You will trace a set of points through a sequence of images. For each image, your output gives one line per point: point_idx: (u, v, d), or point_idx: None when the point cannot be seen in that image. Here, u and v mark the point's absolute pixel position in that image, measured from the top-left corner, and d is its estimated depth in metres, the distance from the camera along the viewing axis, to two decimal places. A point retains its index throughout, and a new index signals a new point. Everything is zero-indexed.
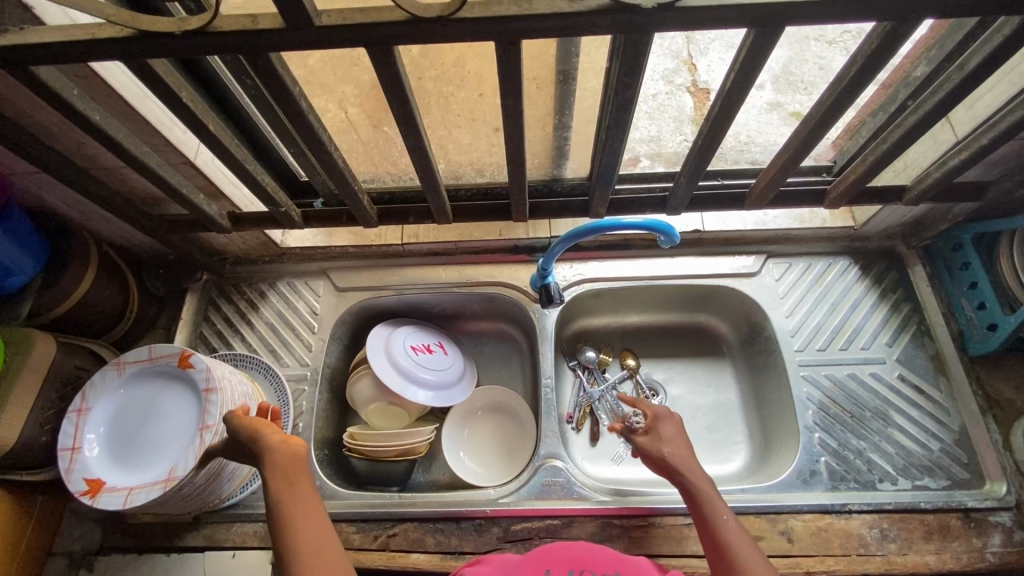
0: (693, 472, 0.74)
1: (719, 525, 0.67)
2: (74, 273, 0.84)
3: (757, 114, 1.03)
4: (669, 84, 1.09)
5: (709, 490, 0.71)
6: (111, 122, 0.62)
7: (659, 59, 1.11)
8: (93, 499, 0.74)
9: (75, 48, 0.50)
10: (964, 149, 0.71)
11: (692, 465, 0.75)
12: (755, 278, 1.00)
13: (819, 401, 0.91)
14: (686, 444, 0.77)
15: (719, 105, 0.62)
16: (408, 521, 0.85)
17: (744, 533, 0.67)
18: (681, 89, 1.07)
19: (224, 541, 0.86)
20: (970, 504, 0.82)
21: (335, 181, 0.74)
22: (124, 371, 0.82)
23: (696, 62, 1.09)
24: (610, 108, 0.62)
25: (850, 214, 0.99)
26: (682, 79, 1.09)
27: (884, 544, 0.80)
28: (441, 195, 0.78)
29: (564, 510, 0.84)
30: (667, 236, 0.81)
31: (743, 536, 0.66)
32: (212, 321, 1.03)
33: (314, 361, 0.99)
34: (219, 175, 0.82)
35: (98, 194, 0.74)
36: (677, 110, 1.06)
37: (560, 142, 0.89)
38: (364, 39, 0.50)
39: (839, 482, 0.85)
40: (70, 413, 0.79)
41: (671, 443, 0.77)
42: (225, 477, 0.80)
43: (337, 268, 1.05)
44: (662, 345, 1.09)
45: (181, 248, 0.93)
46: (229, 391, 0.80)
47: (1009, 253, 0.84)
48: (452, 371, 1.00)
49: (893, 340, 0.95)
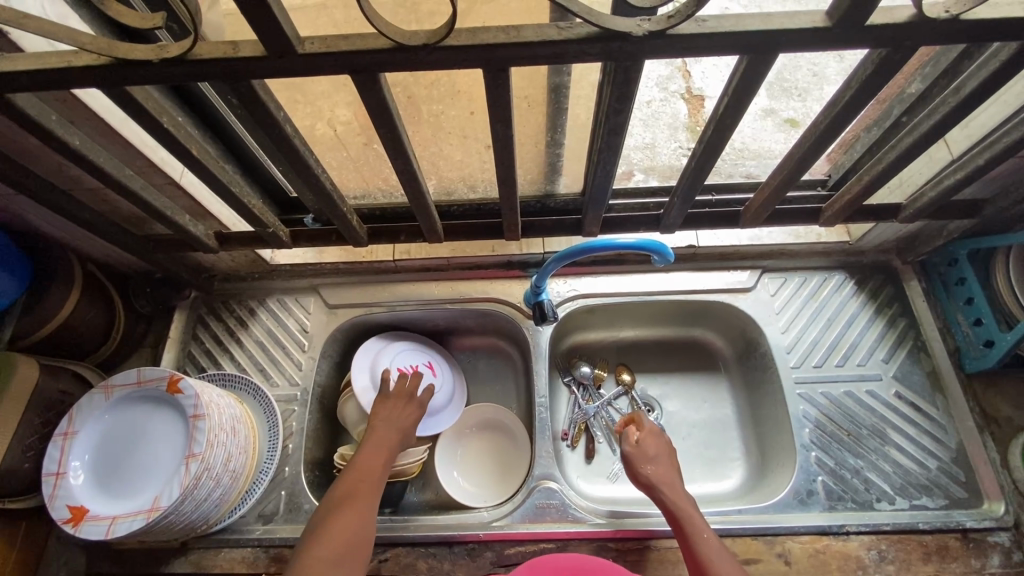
0: (674, 491, 0.76)
1: (702, 545, 0.69)
2: (57, 294, 0.83)
3: (751, 121, 1.02)
4: (664, 91, 1.08)
5: (692, 511, 0.73)
6: (92, 147, 0.61)
7: (654, 66, 1.10)
8: (76, 528, 0.72)
9: (51, 76, 0.49)
10: (960, 168, 0.71)
11: (675, 484, 0.76)
12: (750, 293, 0.99)
13: (816, 419, 0.90)
14: (668, 463, 0.79)
15: (712, 128, 0.61)
16: (400, 545, 0.84)
17: (725, 553, 0.68)
18: (676, 96, 1.06)
19: (212, 567, 0.85)
20: (968, 525, 0.81)
21: (323, 203, 0.73)
22: (112, 395, 0.81)
23: (691, 68, 1.08)
24: (602, 132, 0.61)
25: (845, 230, 0.99)
26: (677, 86, 1.08)
27: (882, 566, 0.79)
28: (431, 215, 0.77)
29: (559, 533, 0.83)
30: (661, 256, 0.80)
31: (726, 556, 0.68)
32: (201, 339, 1.01)
33: (304, 380, 0.98)
34: (205, 195, 0.81)
35: (81, 216, 0.73)
36: (671, 118, 1.06)
37: (553, 159, 0.87)
38: (349, 67, 0.49)
39: (837, 502, 0.84)
40: (55, 438, 0.77)
41: (655, 461, 0.79)
42: (212, 503, 0.79)
43: (328, 285, 1.03)
44: (657, 360, 1.07)
45: (169, 267, 0.92)
46: (217, 417, 0.78)
47: (1005, 270, 0.83)
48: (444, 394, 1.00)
49: (889, 356, 0.94)
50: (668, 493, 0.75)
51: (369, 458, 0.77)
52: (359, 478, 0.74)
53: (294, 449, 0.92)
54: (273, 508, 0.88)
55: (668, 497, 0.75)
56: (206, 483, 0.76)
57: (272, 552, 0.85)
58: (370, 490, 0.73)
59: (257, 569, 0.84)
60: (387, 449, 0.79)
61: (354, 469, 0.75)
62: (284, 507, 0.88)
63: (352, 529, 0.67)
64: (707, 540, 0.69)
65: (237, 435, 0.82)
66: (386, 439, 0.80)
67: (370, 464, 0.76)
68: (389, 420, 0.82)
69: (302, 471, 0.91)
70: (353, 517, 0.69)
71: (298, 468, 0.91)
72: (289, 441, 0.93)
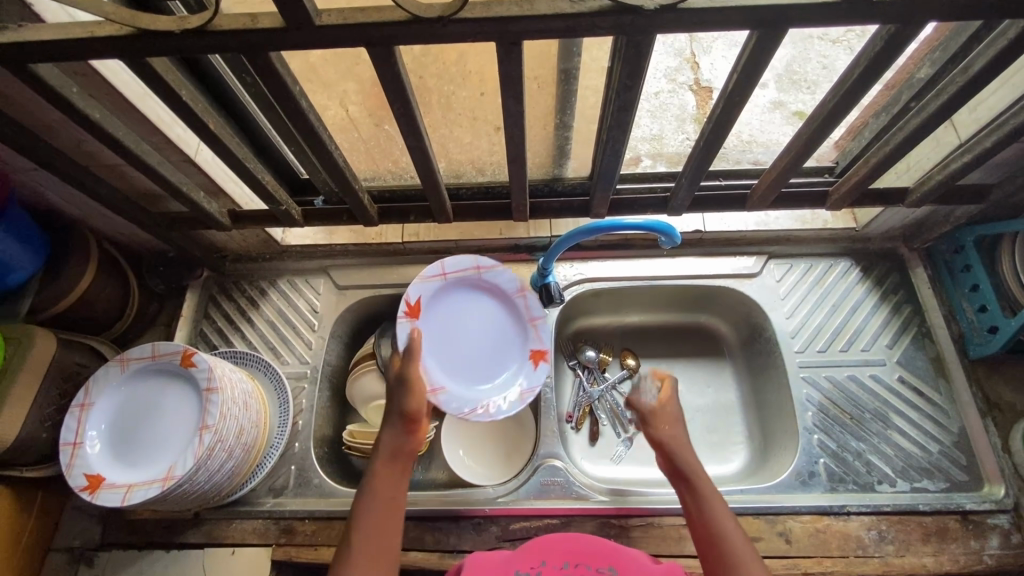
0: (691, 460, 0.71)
1: (717, 520, 0.64)
2: (73, 269, 0.85)
3: (760, 113, 1.02)
4: (672, 82, 1.08)
5: (704, 477, 0.69)
6: (111, 121, 0.62)
7: (663, 57, 1.10)
8: (93, 495, 0.74)
9: (74, 46, 0.50)
10: (967, 152, 0.71)
11: (689, 447, 0.72)
12: (755, 279, 1.00)
13: (819, 402, 0.91)
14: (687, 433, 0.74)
15: (720, 107, 0.62)
16: (406, 519, 0.85)
17: (736, 525, 0.64)
18: (684, 87, 1.06)
19: (224, 538, 0.87)
20: (968, 507, 0.82)
21: (336, 180, 0.74)
22: (127, 368, 0.82)
23: (699, 60, 1.10)
24: (612, 109, 0.62)
25: (852, 216, 0.99)
26: (685, 78, 1.08)
27: (882, 546, 0.81)
28: (440, 192, 0.78)
29: (563, 509, 0.85)
30: (668, 237, 0.81)
31: (738, 529, 0.64)
32: (213, 317, 1.03)
33: (314, 358, 0.99)
34: (219, 173, 0.82)
35: (99, 190, 0.74)
36: (679, 109, 1.06)
37: (562, 142, 0.88)
38: (365, 40, 0.50)
39: (838, 484, 0.85)
40: (72, 408, 0.79)
41: (675, 427, 0.74)
42: (225, 474, 0.80)
43: (338, 266, 1.05)
44: (662, 345, 1.09)
45: (182, 245, 0.93)
46: (229, 390, 0.80)
47: (1011, 257, 0.84)
48: (430, 288, 0.92)
49: (894, 342, 0.94)
50: (683, 459, 0.70)
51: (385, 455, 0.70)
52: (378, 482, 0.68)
53: (304, 425, 0.94)
54: (283, 482, 0.90)
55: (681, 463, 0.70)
56: (219, 454, 0.78)
57: (282, 524, 0.87)
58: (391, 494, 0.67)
59: (268, 540, 0.86)
60: (394, 438, 0.70)
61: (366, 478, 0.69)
62: (294, 481, 0.90)
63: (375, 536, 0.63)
64: (720, 512, 0.65)
65: (249, 408, 0.84)
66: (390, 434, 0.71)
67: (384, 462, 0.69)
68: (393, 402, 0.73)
69: (312, 447, 0.93)
70: (377, 536, 0.63)
71: (307, 443, 0.93)
72: (299, 417, 0.95)
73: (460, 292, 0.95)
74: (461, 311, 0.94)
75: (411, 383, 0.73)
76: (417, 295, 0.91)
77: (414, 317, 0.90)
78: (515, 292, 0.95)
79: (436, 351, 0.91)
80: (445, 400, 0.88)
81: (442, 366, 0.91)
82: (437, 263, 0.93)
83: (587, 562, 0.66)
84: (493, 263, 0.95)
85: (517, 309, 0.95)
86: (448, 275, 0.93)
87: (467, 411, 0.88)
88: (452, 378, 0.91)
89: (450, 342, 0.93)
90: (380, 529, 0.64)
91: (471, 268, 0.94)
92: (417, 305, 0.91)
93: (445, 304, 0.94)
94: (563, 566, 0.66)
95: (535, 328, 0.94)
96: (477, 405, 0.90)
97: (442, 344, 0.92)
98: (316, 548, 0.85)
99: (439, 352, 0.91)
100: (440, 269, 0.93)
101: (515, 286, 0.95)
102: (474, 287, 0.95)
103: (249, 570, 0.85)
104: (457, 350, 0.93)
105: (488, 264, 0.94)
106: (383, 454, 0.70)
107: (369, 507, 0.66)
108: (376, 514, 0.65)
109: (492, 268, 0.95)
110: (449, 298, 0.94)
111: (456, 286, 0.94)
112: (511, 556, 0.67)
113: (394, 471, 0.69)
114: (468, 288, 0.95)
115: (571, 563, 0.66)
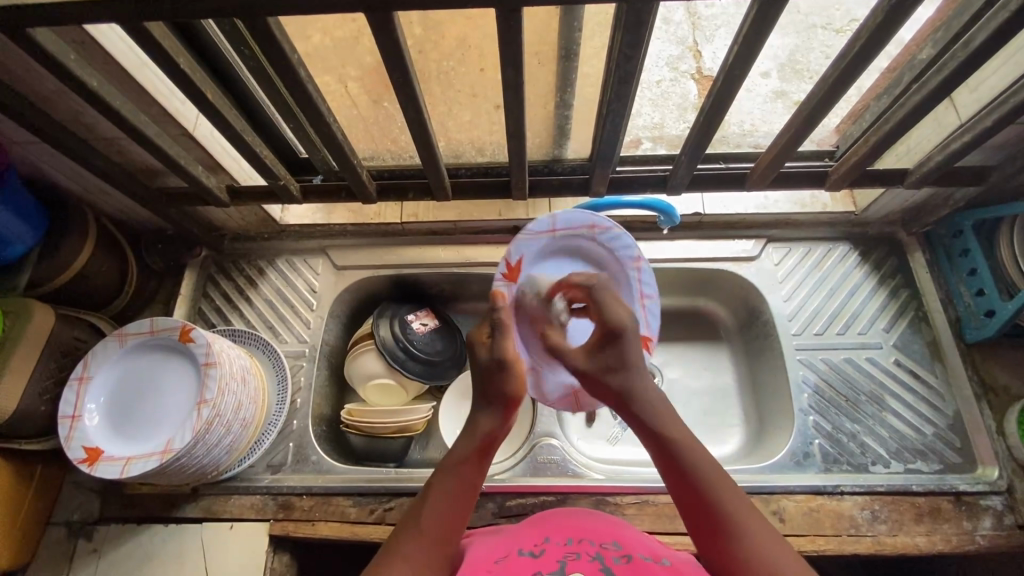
0: (650, 407, 0.64)
1: (693, 471, 0.60)
2: (71, 244, 0.84)
3: (761, 103, 1.01)
4: (674, 71, 1.07)
5: (677, 431, 0.63)
6: (109, 89, 0.62)
7: (664, 45, 1.09)
8: (92, 468, 0.75)
9: (70, 9, 0.50)
10: (967, 131, 0.71)
11: (648, 395, 0.65)
12: (754, 262, 1.00)
13: (815, 384, 0.92)
14: (640, 372, 0.66)
15: (722, 79, 0.65)
16: (404, 495, 0.86)
17: (719, 471, 0.60)
18: (686, 76, 1.06)
19: (222, 513, 0.87)
20: (961, 488, 0.83)
21: (335, 154, 0.74)
22: (125, 343, 0.83)
23: (702, 49, 1.07)
24: (612, 83, 0.64)
25: (851, 200, 1.00)
26: (687, 66, 1.07)
27: (875, 525, 0.81)
28: (440, 170, 0.80)
29: (559, 486, 0.85)
30: (667, 216, 0.86)
31: (726, 480, 0.60)
32: (211, 296, 1.03)
33: (313, 337, 1.00)
34: (217, 148, 0.82)
35: (96, 162, 0.74)
36: (681, 98, 1.05)
37: (562, 121, 0.88)
38: (364, 5, 0.50)
39: (832, 464, 0.86)
40: (71, 382, 0.80)
41: (624, 373, 0.66)
42: (223, 448, 0.81)
43: (337, 246, 1.05)
44: (661, 328, 1.09)
45: (181, 222, 0.93)
46: (228, 366, 0.81)
47: (1010, 241, 0.83)
48: (534, 246, 0.81)
49: (891, 325, 0.95)
50: (646, 414, 0.64)
51: (471, 439, 0.65)
52: (457, 466, 0.63)
53: (302, 404, 0.94)
54: (281, 458, 0.91)
55: (645, 419, 0.64)
56: (218, 429, 0.78)
57: (280, 500, 0.87)
58: (468, 486, 0.62)
59: (266, 515, 0.86)
60: (485, 425, 0.65)
61: (450, 459, 0.64)
62: (292, 458, 0.91)
63: (442, 523, 0.60)
64: (698, 465, 0.61)
65: (247, 384, 0.84)
66: (488, 419, 0.66)
67: (468, 447, 0.64)
68: (485, 385, 0.67)
69: (310, 424, 0.94)
70: (444, 523, 0.60)
71: (306, 421, 0.93)
72: (297, 395, 0.95)
73: (567, 253, 0.83)
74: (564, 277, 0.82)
75: (518, 367, 0.67)
76: (518, 255, 0.82)
77: (512, 280, 0.81)
78: (631, 261, 0.81)
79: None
80: (533, 383, 0.80)
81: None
82: (546, 218, 0.80)
83: (590, 538, 0.62)
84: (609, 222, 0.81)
85: (626, 280, 0.82)
86: (558, 233, 0.81)
87: (552, 397, 0.80)
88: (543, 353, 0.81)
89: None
90: (460, 511, 0.61)
91: (585, 228, 0.81)
92: (518, 266, 0.81)
93: (544, 267, 0.82)
94: (566, 541, 0.61)
95: (642, 307, 0.82)
96: (568, 389, 0.80)
97: (542, 311, 0.80)
98: (314, 523, 0.86)
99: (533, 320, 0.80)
100: (549, 226, 0.80)
101: (630, 254, 0.81)
102: (583, 248, 0.82)
103: (247, 544, 0.85)
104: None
105: (604, 225, 0.80)
106: (476, 437, 0.65)
107: (449, 489, 0.62)
108: (456, 494, 0.61)
109: (609, 230, 0.81)
110: (554, 258, 0.82)
111: (563, 245, 0.82)
112: (511, 538, 0.63)
113: (483, 458, 0.64)
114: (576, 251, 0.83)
115: (575, 538, 0.62)
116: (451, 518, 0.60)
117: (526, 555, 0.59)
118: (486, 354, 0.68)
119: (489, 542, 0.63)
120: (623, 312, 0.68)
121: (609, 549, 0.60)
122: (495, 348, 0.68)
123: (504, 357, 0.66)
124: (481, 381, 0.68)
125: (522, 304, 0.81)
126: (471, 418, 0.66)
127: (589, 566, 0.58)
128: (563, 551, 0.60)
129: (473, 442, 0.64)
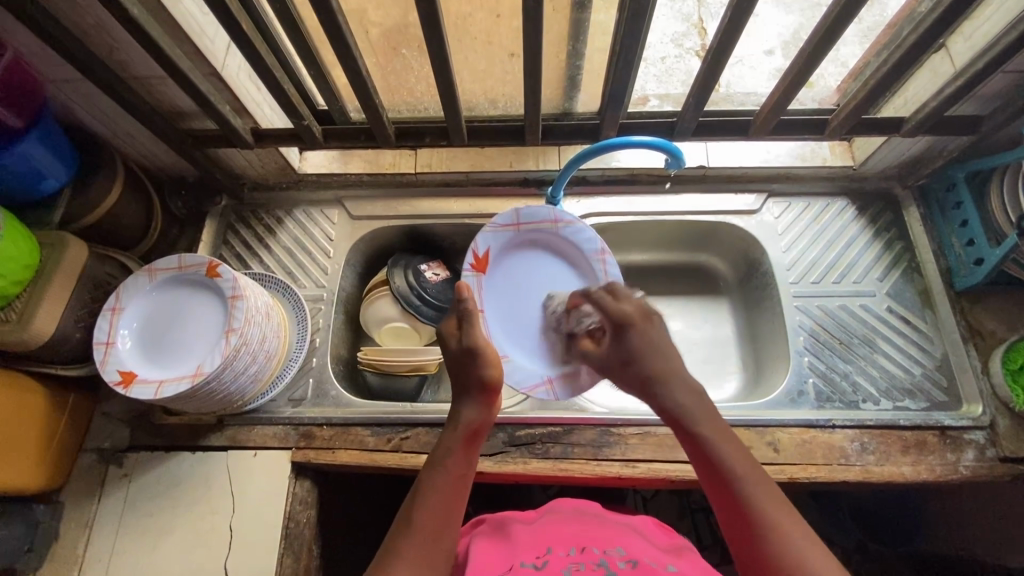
0: (672, 388, 0.65)
1: (722, 459, 0.60)
2: (103, 182, 0.88)
3: (766, 81, 1.03)
4: (679, 47, 1.09)
5: (707, 426, 0.62)
6: (148, 20, 0.66)
7: (669, 22, 1.10)
8: (127, 389, 0.79)
9: None
10: (959, 77, 0.75)
11: (665, 385, 0.65)
12: (755, 215, 1.04)
13: (810, 328, 0.96)
14: (660, 357, 0.67)
15: (731, 15, 0.68)
16: (420, 426, 0.91)
17: (747, 460, 0.60)
18: (690, 52, 1.07)
19: (246, 441, 0.92)
20: (947, 423, 0.87)
21: (359, 92, 0.78)
22: (155, 277, 0.87)
23: (707, 25, 1.09)
24: (625, 18, 0.67)
25: (850, 154, 1.03)
26: (692, 43, 1.09)
27: (864, 456, 0.86)
28: (458, 113, 0.84)
29: (565, 418, 0.90)
30: (674, 158, 0.84)
31: (754, 471, 0.59)
32: (232, 244, 1.06)
33: (330, 283, 1.04)
34: (243, 90, 0.85)
35: (128, 98, 0.78)
36: (685, 74, 1.08)
37: (573, 73, 0.90)
38: None
39: (826, 402, 0.91)
40: (105, 311, 0.83)
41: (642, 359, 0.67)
42: (247, 376, 0.85)
43: (354, 196, 1.08)
44: (663, 283, 1.15)
45: (204, 166, 0.96)
46: (253, 299, 0.85)
47: (999, 190, 0.86)
48: (500, 239, 0.94)
49: (884, 275, 0.99)
50: (673, 398, 0.64)
51: (457, 428, 0.68)
52: (447, 458, 0.65)
53: (321, 343, 0.99)
54: (301, 393, 0.95)
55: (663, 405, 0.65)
56: (243, 357, 0.83)
57: (301, 430, 0.92)
58: (459, 478, 0.64)
59: (288, 444, 0.91)
60: (471, 416, 0.68)
61: (439, 449, 0.67)
62: (312, 393, 0.95)
63: (436, 516, 0.61)
64: (726, 454, 0.60)
65: (271, 319, 0.88)
66: (471, 409, 0.70)
67: (455, 436, 0.67)
68: (460, 380, 0.72)
69: (329, 361, 0.98)
70: (439, 513, 0.61)
71: (324, 359, 0.98)
72: (316, 335, 0.99)
73: (531, 247, 0.96)
74: (529, 269, 0.95)
75: (487, 351, 0.71)
76: (485, 247, 0.94)
77: (479, 270, 0.93)
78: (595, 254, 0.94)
79: (501, 314, 0.93)
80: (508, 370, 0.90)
81: (508, 333, 0.92)
82: (511, 212, 0.94)
83: (592, 547, 0.68)
84: (570, 220, 0.94)
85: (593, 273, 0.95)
86: (521, 225, 0.95)
87: (531, 385, 0.89)
88: (517, 347, 0.92)
89: (516, 304, 0.94)
90: (451, 503, 0.62)
91: (549, 220, 0.95)
92: (484, 257, 0.94)
93: (502, 261, 0.95)
94: (569, 551, 0.67)
95: None
96: (540, 381, 0.90)
97: (512, 306, 0.94)
98: (334, 451, 0.90)
99: (503, 313, 0.93)
100: (513, 219, 0.94)
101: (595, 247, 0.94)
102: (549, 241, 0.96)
103: (270, 470, 0.90)
104: (520, 314, 0.93)
105: (567, 219, 0.95)
106: (462, 427, 0.68)
107: (442, 481, 0.64)
108: (451, 485, 0.63)
109: (572, 224, 0.95)
110: (517, 251, 0.96)
111: (527, 239, 0.96)
112: (516, 549, 0.69)
113: (471, 446, 0.67)
114: (539, 243, 0.96)
115: (577, 548, 0.68)
116: (445, 515, 0.61)
117: (528, 566, 0.65)
118: (457, 343, 0.73)
119: (497, 549, 0.69)
120: (628, 306, 0.70)
121: (612, 554, 0.66)
122: (464, 335, 0.73)
123: (472, 343, 0.71)
124: (457, 370, 0.73)
125: (489, 294, 0.94)
126: (455, 412, 0.70)
127: (594, 571, 0.63)
128: (568, 561, 0.65)
129: (458, 433, 0.67)
